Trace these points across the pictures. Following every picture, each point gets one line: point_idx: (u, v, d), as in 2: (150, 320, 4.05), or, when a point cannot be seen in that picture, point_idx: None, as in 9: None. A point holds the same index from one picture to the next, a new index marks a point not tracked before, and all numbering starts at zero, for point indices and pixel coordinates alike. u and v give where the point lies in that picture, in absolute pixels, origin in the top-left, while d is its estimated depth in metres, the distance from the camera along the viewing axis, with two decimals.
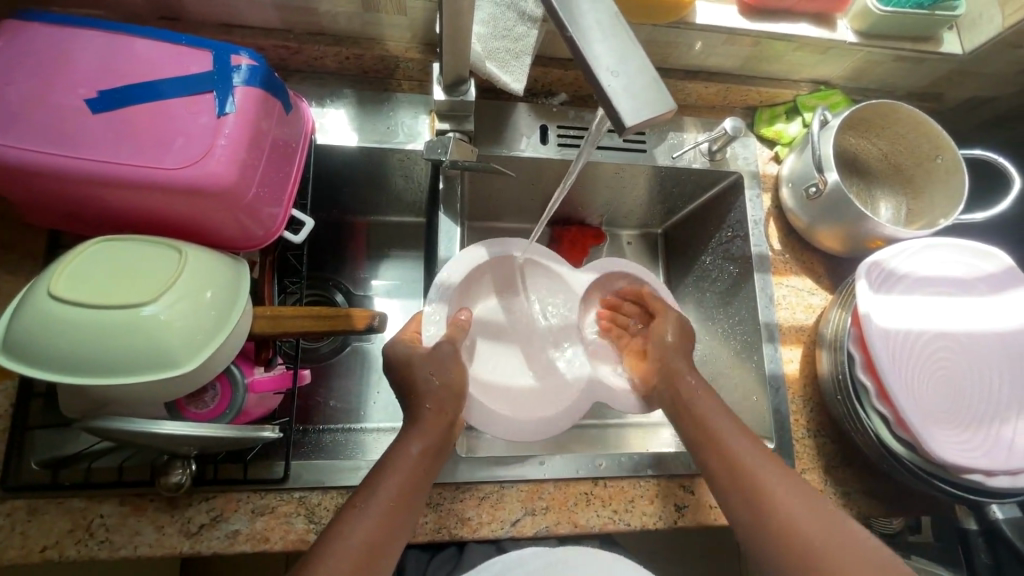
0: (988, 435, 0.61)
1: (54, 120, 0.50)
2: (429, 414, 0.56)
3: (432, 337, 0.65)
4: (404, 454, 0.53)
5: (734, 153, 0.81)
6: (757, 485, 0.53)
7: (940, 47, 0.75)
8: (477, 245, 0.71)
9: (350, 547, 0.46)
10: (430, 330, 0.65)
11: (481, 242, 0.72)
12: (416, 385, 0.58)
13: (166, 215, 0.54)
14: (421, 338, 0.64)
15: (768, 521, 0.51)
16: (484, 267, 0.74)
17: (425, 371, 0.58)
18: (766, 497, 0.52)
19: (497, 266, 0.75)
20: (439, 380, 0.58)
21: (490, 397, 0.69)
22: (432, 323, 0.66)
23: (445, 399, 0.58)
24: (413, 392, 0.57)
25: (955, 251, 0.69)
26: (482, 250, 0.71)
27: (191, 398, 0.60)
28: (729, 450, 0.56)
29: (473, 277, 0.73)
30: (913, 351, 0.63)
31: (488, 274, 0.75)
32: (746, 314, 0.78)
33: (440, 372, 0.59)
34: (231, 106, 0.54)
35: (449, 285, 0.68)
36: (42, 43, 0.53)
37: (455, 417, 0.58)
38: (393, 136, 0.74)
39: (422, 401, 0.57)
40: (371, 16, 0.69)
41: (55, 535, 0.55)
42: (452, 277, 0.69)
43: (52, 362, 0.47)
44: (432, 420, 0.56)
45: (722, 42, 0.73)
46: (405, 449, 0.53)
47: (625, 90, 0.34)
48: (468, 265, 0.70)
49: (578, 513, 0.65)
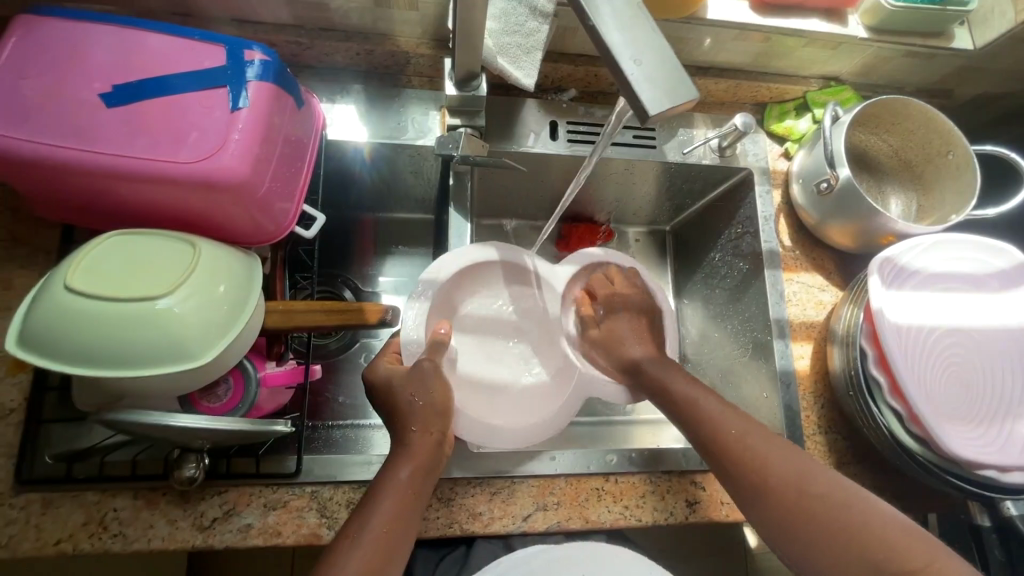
0: (1001, 431, 0.60)
1: (70, 115, 0.50)
2: (416, 437, 0.55)
3: (412, 355, 0.64)
4: (393, 480, 0.52)
5: (744, 149, 0.80)
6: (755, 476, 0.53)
7: (951, 42, 0.74)
8: (460, 249, 0.70)
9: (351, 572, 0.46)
10: (409, 347, 0.64)
11: (467, 245, 0.71)
12: (399, 407, 0.57)
13: (180, 210, 0.54)
14: (399, 358, 0.64)
15: (778, 510, 0.51)
16: (469, 273, 0.73)
17: (407, 394, 0.58)
18: (777, 482, 0.52)
19: (481, 271, 0.74)
20: (422, 403, 0.57)
21: (480, 409, 0.67)
22: (411, 339, 0.65)
23: (432, 418, 0.57)
24: (396, 414, 0.57)
25: (970, 248, 0.68)
26: (467, 254, 0.70)
27: (204, 392, 0.61)
28: (733, 444, 0.55)
29: (456, 283, 0.72)
30: (925, 345, 0.63)
31: (469, 280, 0.74)
32: (755, 311, 0.78)
33: (423, 393, 0.58)
34: (244, 101, 0.54)
35: (428, 298, 0.68)
36: (55, 38, 0.53)
37: (441, 437, 0.57)
38: (403, 132, 0.74)
39: (408, 425, 0.56)
40: (382, 12, 0.69)
41: (69, 528, 0.55)
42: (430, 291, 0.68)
43: (70, 354, 0.48)
44: (420, 443, 0.55)
45: (733, 37, 0.73)
46: (393, 475, 0.53)
47: (647, 79, 0.34)
48: (450, 267, 0.69)
49: (590, 509, 0.65)
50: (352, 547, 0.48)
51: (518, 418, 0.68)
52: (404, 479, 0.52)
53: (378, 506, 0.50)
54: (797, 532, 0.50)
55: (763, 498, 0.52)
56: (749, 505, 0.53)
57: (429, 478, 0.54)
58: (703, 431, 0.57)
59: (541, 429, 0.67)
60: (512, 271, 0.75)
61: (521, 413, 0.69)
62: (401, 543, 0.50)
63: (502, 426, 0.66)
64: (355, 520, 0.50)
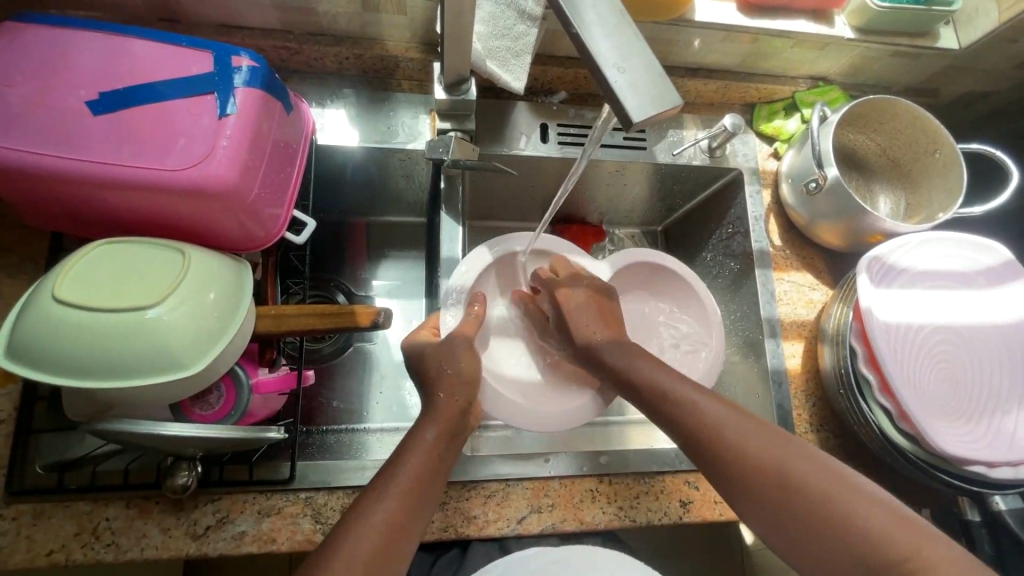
0: (989, 427, 0.61)
1: (54, 123, 0.50)
2: (443, 402, 0.56)
3: (448, 329, 0.66)
4: (420, 441, 0.52)
5: (733, 150, 0.81)
6: (717, 435, 0.51)
7: (936, 42, 0.75)
8: (480, 247, 0.70)
9: (375, 528, 0.45)
10: (447, 321, 0.66)
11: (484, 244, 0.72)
12: (428, 372, 0.59)
13: (168, 217, 0.54)
14: (438, 331, 0.66)
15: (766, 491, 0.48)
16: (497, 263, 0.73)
17: (435, 363, 0.59)
18: (765, 471, 0.49)
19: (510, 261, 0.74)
20: (450, 370, 0.58)
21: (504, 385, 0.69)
22: (451, 310, 0.67)
23: (459, 385, 0.58)
24: (427, 382, 0.58)
25: (956, 245, 0.69)
26: (484, 252, 0.70)
27: (196, 399, 0.61)
28: (729, 434, 0.51)
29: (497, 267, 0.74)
30: (914, 344, 0.63)
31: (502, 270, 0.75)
32: (747, 309, 0.78)
33: (452, 362, 0.59)
34: (232, 107, 0.53)
35: (462, 287, 0.69)
36: (40, 45, 0.53)
37: (467, 405, 0.57)
38: (393, 136, 0.74)
39: (436, 390, 0.57)
40: (371, 16, 0.69)
41: (61, 539, 0.55)
42: (464, 280, 0.69)
43: (58, 365, 0.47)
44: (446, 407, 0.55)
45: (720, 39, 0.73)
46: (421, 434, 0.52)
47: (630, 87, 0.34)
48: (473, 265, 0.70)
49: (584, 510, 0.65)
50: (378, 499, 0.46)
51: (530, 398, 0.69)
52: (429, 439, 0.52)
53: (403, 464, 0.49)
54: (782, 530, 0.48)
55: (738, 477, 0.50)
56: (732, 490, 0.51)
57: (453, 445, 0.54)
58: (697, 427, 0.53)
59: (546, 420, 0.66)
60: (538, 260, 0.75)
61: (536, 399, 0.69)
62: (424, 501, 0.49)
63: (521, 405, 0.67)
64: (382, 475, 0.49)
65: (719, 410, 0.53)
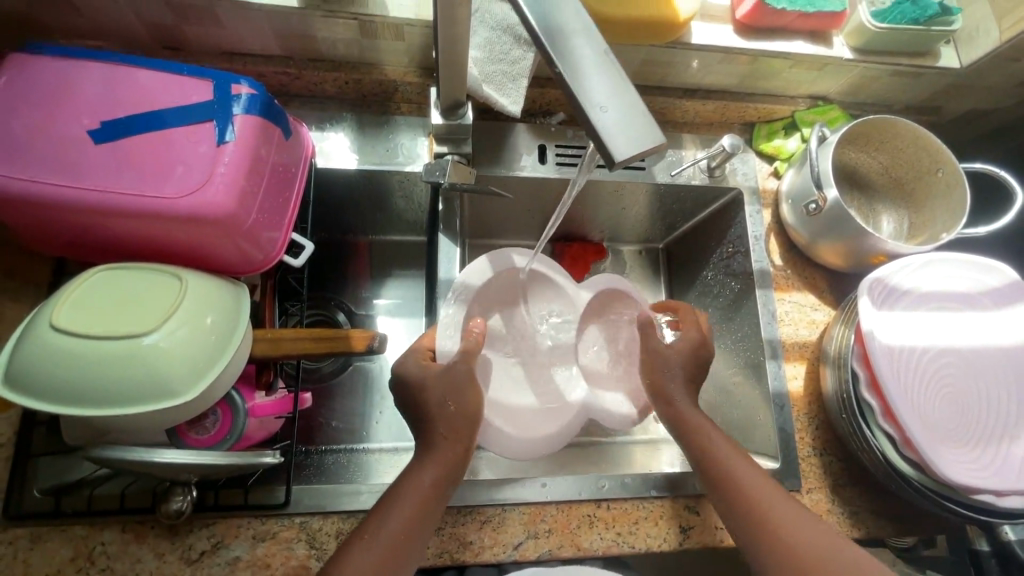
0: (996, 455, 0.60)
1: (57, 151, 0.51)
2: (442, 441, 0.56)
3: (446, 353, 0.64)
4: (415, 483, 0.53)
5: (733, 169, 0.81)
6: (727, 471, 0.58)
7: (937, 61, 0.74)
8: (480, 258, 0.70)
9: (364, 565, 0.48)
10: (444, 346, 0.64)
11: (484, 255, 0.71)
12: (429, 406, 0.58)
13: (168, 243, 0.55)
14: (434, 356, 0.64)
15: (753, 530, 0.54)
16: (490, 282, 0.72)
17: (438, 395, 0.58)
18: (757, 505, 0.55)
19: (499, 280, 0.73)
20: (454, 407, 0.58)
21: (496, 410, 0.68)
22: (448, 337, 0.65)
23: (459, 422, 0.57)
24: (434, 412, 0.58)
25: (960, 266, 0.68)
26: (485, 264, 0.70)
27: (192, 423, 0.60)
28: (734, 479, 0.57)
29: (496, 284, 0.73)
30: (917, 367, 0.62)
31: (490, 287, 0.73)
32: (748, 330, 0.77)
33: (457, 398, 0.58)
34: (231, 135, 0.54)
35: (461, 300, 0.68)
36: (45, 76, 0.54)
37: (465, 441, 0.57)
38: (392, 158, 0.75)
39: (434, 427, 0.57)
40: (369, 42, 0.70)
41: (57, 563, 0.55)
42: (464, 295, 0.68)
43: (55, 392, 0.48)
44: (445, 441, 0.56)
45: (718, 61, 0.73)
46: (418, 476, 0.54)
47: (615, 127, 0.34)
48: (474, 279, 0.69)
49: (581, 536, 0.64)
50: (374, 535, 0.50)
51: (520, 425, 0.69)
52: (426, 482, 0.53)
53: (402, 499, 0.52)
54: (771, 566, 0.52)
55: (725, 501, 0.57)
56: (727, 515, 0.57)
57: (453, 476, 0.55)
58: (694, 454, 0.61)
59: (537, 444, 0.68)
60: (534, 276, 0.75)
61: (528, 424, 0.69)
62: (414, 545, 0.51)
63: (515, 434, 0.67)
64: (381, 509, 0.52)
65: (731, 453, 0.59)
